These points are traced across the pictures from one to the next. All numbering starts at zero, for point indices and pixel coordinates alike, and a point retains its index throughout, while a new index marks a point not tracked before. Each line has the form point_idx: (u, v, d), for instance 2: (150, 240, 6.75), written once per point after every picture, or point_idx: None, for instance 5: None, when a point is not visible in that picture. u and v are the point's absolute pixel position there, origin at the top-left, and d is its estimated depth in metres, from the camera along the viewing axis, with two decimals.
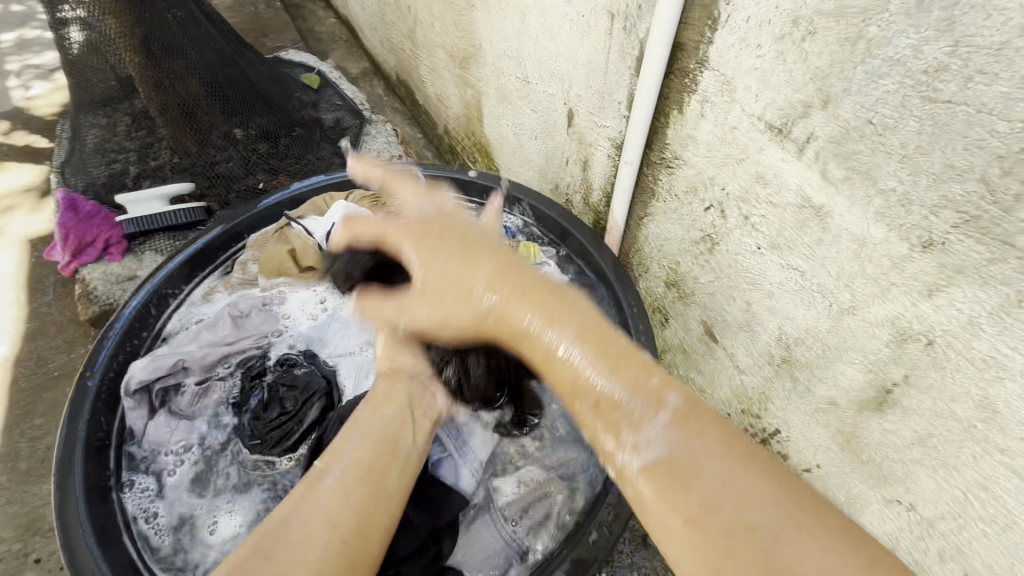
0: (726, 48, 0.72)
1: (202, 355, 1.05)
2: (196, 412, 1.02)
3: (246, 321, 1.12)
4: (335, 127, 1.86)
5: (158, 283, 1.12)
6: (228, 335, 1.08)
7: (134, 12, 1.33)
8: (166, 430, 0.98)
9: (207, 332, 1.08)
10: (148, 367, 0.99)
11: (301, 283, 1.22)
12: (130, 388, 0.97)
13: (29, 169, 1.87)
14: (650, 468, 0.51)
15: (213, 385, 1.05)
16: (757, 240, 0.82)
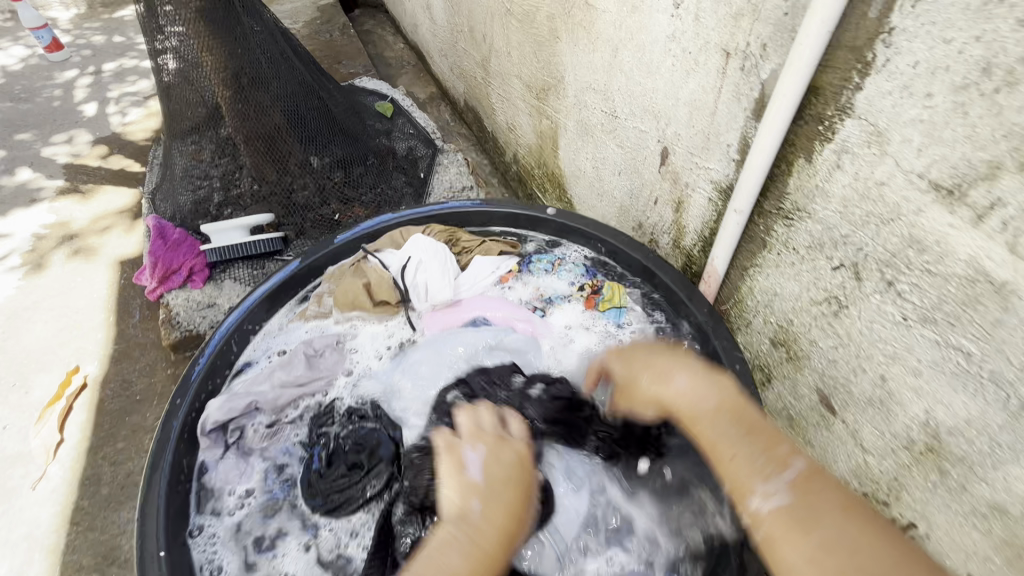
0: (881, 96, 0.63)
1: (274, 398, 1.02)
2: (263, 456, 0.98)
3: (316, 361, 1.09)
4: (407, 157, 1.89)
5: (238, 316, 1.10)
6: (301, 377, 1.05)
7: (228, 47, 1.37)
8: (234, 474, 0.95)
9: (280, 371, 1.05)
10: (224, 407, 0.97)
11: (374, 317, 1.17)
12: (206, 428, 0.96)
13: (125, 192, 1.97)
14: (798, 527, 0.56)
15: (282, 429, 1.01)
16: (903, 311, 0.71)
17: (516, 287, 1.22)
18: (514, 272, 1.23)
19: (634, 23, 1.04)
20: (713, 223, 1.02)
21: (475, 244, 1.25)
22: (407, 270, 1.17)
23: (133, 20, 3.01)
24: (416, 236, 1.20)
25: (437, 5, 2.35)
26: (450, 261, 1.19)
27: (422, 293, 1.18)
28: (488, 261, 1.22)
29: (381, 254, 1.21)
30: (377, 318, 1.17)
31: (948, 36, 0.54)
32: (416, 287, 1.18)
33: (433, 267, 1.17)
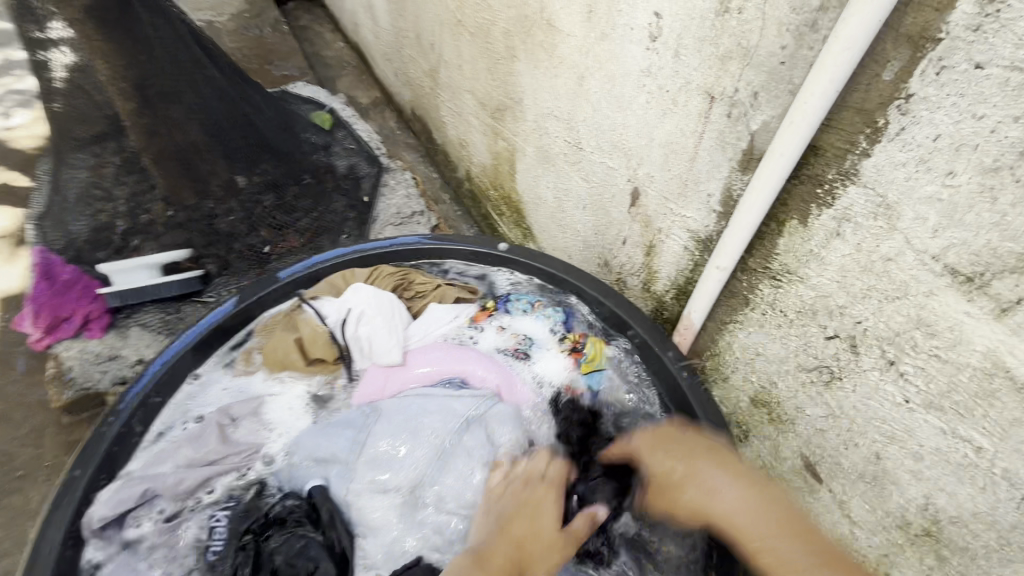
0: (892, 166, 0.56)
1: (174, 482, 0.83)
2: (160, 560, 0.80)
3: (234, 432, 0.90)
4: (350, 176, 1.72)
5: (141, 389, 0.89)
6: (209, 453, 0.87)
7: (126, 56, 1.15)
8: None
9: (186, 447, 0.87)
10: (112, 501, 0.79)
11: (307, 377, 0.99)
12: (91, 529, 0.78)
13: (5, 213, 1.67)
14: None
15: (187, 521, 0.83)
16: (904, 393, 0.65)
17: (488, 329, 1.08)
18: (487, 311, 1.09)
19: (603, 52, 0.94)
20: (690, 273, 0.95)
21: (431, 288, 1.10)
22: (346, 323, 0.99)
23: None
24: (357, 285, 1.03)
25: (379, 5, 2.17)
26: (396, 312, 1.03)
27: (365, 349, 1.00)
28: (445, 312, 1.07)
29: (319, 299, 1.03)
30: (309, 379, 0.99)
31: (978, 111, 0.48)
32: (358, 342, 1.00)
33: (379, 322, 1.00)
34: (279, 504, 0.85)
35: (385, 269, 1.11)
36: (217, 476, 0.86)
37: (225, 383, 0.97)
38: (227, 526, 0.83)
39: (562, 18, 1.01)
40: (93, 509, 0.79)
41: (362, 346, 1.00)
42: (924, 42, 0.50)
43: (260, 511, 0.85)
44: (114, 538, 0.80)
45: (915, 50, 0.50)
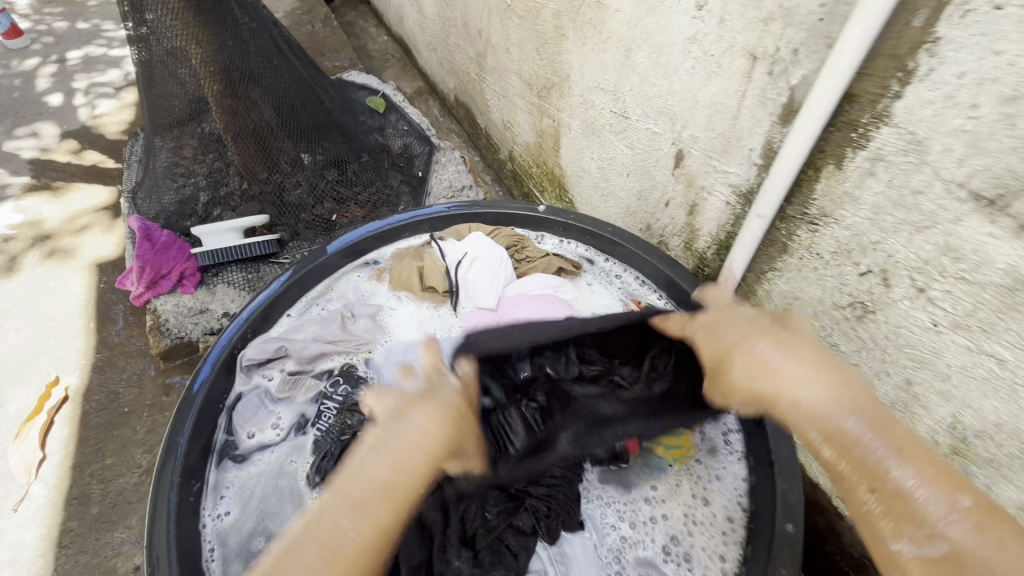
0: (922, 104, 0.63)
1: (304, 348, 1.04)
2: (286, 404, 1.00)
3: (352, 325, 1.10)
4: (404, 155, 1.85)
5: (260, 301, 1.06)
6: (333, 335, 1.07)
7: (215, 40, 1.30)
8: (249, 417, 0.96)
9: (316, 325, 1.08)
10: (257, 348, 1.02)
11: (420, 300, 1.17)
12: (245, 366, 1.00)
13: (101, 190, 1.88)
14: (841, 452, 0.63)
15: (304, 382, 1.03)
16: (933, 317, 0.72)
17: None
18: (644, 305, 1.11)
19: (651, 24, 1.02)
20: (731, 227, 1.02)
21: (539, 256, 1.20)
22: (461, 266, 1.14)
23: (98, 7, 2.91)
24: (476, 236, 1.19)
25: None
26: (504, 268, 1.15)
27: (471, 292, 1.14)
28: (548, 281, 1.14)
29: (444, 242, 1.21)
30: (421, 302, 1.16)
31: (999, 48, 0.55)
32: (466, 284, 1.14)
33: (486, 268, 1.14)
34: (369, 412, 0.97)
35: (506, 232, 1.24)
36: (335, 353, 1.07)
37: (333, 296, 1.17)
38: (332, 420, 0.98)
39: None
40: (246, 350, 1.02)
41: (468, 289, 1.14)
42: None
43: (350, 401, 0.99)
44: (253, 376, 1.01)
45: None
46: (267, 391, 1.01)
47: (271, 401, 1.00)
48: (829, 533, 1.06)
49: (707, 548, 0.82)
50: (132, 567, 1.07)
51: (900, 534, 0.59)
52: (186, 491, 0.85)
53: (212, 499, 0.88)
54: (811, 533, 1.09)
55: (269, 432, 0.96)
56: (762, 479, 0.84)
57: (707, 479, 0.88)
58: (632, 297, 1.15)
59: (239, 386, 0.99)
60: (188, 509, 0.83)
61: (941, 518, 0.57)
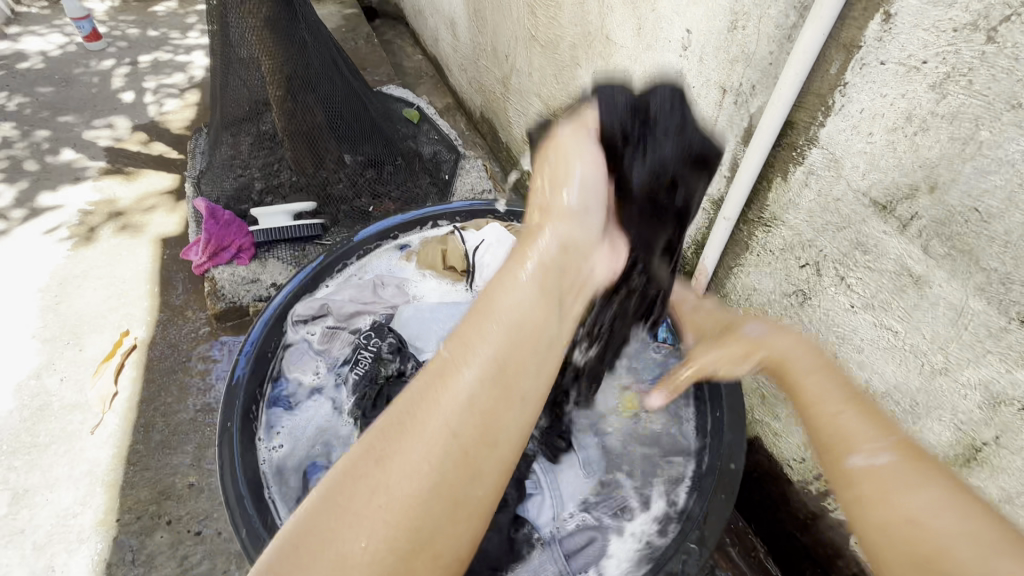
0: (838, 132, 0.83)
1: (342, 307, 1.26)
2: (327, 352, 1.23)
3: (381, 291, 1.32)
4: (433, 160, 2.07)
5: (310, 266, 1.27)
6: (367, 298, 1.30)
7: (285, 53, 1.55)
8: (298, 362, 1.19)
9: (353, 291, 1.31)
10: (306, 305, 1.24)
11: (441, 277, 1.39)
12: (296, 319, 1.22)
13: (166, 176, 2.14)
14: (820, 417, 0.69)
15: (340, 335, 1.24)
16: (851, 300, 0.90)
17: None
18: None
19: (648, 59, 1.24)
20: (706, 229, 1.22)
21: None
22: (478, 251, 1.34)
23: (167, 17, 3.24)
24: (492, 225, 1.36)
25: (460, 23, 2.55)
26: None
27: (483, 274, 1.34)
28: None
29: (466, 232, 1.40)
30: (442, 279, 1.39)
31: (884, 92, 0.75)
32: (482, 267, 1.33)
33: (500, 253, 1.33)
34: (397, 361, 1.15)
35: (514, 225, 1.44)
36: (367, 313, 1.28)
37: (366, 268, 1.37)
38: (368, 366, 1.14)
39: (618, 33, 1.32)
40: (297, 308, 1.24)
41: (481, 270, 1.34)
42: (852, 48, 0.77)
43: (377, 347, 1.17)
44: (300, 331, 1.22)
45: (848, 54, 0.78)
46: (310, 343, 1.23)
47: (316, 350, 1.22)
48: (780, 499, 1.22)
49: (661, 487, 0.98)
50: (187, 485, 1.27)
51: (854, 450, 0.63)
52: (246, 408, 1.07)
53: (269, 416, 1.10)
54: (766, 500, 1.25)
55: (314, 372, 1.19)
56: (715, 429, 0.99)
57: (664, 433, 1.06)
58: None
59: (291, 333, 1.21)
60: (251, 425, 1.06)
61: (879, 453, 0.62)
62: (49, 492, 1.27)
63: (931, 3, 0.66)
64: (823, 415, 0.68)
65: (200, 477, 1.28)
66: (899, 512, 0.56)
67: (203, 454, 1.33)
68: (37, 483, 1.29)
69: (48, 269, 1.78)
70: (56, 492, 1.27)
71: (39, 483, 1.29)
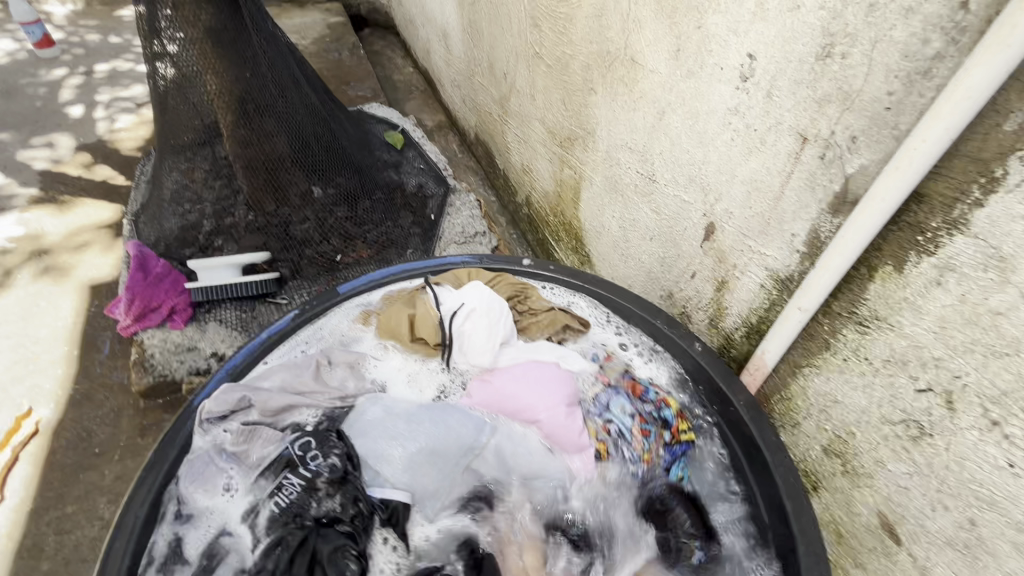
0: (1009, 218, 0.55)
1: (273, 400, 0.87)
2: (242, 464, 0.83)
3: (330, 373, 0.96)
4: (418, 194, 1.78)
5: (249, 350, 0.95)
6: (304, 385, 0.92)
7: (233, 70, 1.26)
8: (200, 477, 0.81)
9: (291, 371, 0.93)
10: (220, 399, 0.84)
11: (408, 352, 1.03)
12: (205, 419, 0.82)
13: (107, 207, 1.84)
14: None
15: (261, 433, 0.85)
16: (1011, 457, 0.61)
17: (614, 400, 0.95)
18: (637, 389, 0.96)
19: (687, 89, 0.96)
20: (764, 312, 0.93)
21: (544, 309, 1.07)
22: (455, 316, 1.01)
23: (132, 22, 2.95)
24: (475, 284, 1.05)
25: (453, 34, 2.28)
26: (501, 321, 1.02)
27: (463, 347, 1.01)
28: (552, 348, 1.02)
29: (440, 287, 1.07)
30: (409, 354, 1.03)
31: None
32: (459, 339, 1.01)
33: (483, 321, 1.01)
34: (334, 496, 0.80)
35: (508, 280, 1.11)
36: (306, 406, 0.90)
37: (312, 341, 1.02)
38: (294, 496, 0.79)
39: (647, 55, 1.04)
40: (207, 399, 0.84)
41: (461, 342, 1.01)
42: None
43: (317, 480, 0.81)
44: (211, 431, 0.83)
45: None
46: (221, 447, 0.83)
47: (225, 457, 0.83)
48: None
49: None
50: None
51: None
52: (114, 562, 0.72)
53: None
54: None
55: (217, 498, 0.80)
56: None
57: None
58: (664, 393, 0.95)
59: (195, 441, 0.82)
60: None
61: None
62: None
63: None
64: None
65: None
66: None
67: None
68: None
69: None
70: None
71: None
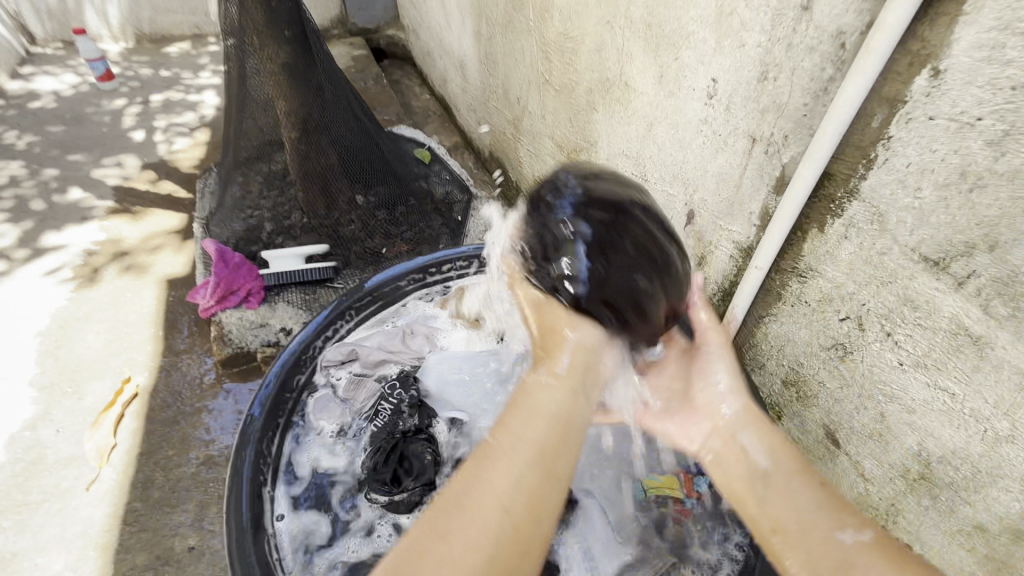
0: (881, 185, 0.81)
1: (369, 354, 1.23)
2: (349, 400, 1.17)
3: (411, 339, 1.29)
4: (445, 200, 2.05)
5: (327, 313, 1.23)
6: (394, 345, 1.27)
7: (301, 97, 1.54)
8: (322, 408, 1.14)
9: (382, 335, 1.28)
10: (335, 351, 1.21)
11: (474, 329, 1.34)
12: (324, 365, 1.19)
13: (174, 215, 2.12)
14: (806, 491, 0.73)
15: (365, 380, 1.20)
16: (900, 357, 0.86)
17: None
18: None
19: (669, 106, 1.23)
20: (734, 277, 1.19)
21: None
22: None
23: (179, 57, 3.29)
24: None
25: (470, 65, 2.59)
26: None
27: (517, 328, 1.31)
28: None
29: None
30: (474, 330, 1.34)
31: (933, 147, 0.72)
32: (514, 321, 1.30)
33: None
34: (415, 417, 1.12)
35: None
36: (394, 361, 1.24)
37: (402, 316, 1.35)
38: (387, 418, 1.11)
39: (637, 80, 1.32)
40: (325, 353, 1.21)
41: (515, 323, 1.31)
42: (897, 103, 0.76)
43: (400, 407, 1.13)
44: (332, 374, 1.20)
45: (891, 108, 0.76)
46: (335, 391, 1.18)
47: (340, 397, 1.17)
48: None
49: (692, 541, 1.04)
50: (187, 548, 1.20)
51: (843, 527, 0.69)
52: (260, 457, 1.01)
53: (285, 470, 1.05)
54: None
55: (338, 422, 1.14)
56: None
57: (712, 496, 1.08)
58: None
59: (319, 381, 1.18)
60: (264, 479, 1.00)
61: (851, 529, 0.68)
62: (38, 557, 1.19)
63: (984, 61, 0.65)
64: (841, 510, 0.71)
65: (200, 539, 1.21)
66: (840, 551, 0.66)
67: (204, 513, 1.25)
68: (27, 545, 1.21)
69: (48, 311, 1.73)
70: (46, 557, 1.19)
71: (28, 547, 1.21)
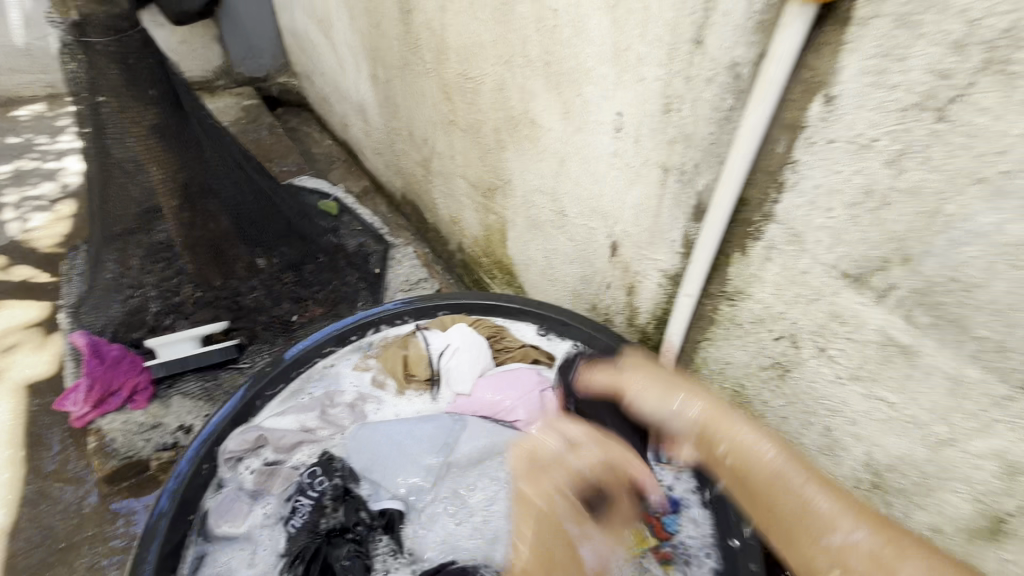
0: (794, 207, 0.82)
1: (281, 438, 1.07)
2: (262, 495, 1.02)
3: (330, 412, 1.15)
4: (359, 253, 1.89)
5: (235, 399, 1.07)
6: (312, 423, 1.12)
7: (177, 158, 1.37)
8: (226, 511, 0.97)
9: (296, 412, 1.12)
10: (238, 439, 1.03)
11: (402, 389, 1.21)
12: (227, 459, 1.01)
13: (33, 305, 1.81)
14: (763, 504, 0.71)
15: (278, 471, 1.04)
16: (836, 371, 0.86)
17: None
18: None
19: (579, 141, 1.22)
20: (666, 304, 1.18)
21: (516, 345, 1.24)
22: (443, 355, 1.20)
23: (32, 121, 2.90)
24: (459, 326, 1.24)
25: (370, 108, 2.50)
26: (483, 354, 1.21)
27: (450, 380, 1.20)
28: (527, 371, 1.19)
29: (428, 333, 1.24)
30: (404, 391, 1.21)
31: (837, 168, 0.74)
32: (447, 373, 1.20)
33: (466, 357, 1.20)
34: (339, 512, 0.99)
35: (485, 322, 1.28)
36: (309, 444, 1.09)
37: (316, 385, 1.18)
38: (307, 516, 0.97)
39: (543, 116, 1.30)
40: (227, 443, 1.03)
41: (447, 376, 1.20)
42: (797, 128, 0.77)
43: (323, 506, 0.99)
44: (239, 467, 1.03)
45: (793, 133, 0.78)
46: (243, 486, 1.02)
47: (249, 494, 1.01)
48: None
49: None
50: None
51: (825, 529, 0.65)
52: None
53: None
54: None
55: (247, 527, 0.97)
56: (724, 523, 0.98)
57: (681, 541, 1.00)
58: None
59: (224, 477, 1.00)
60: None
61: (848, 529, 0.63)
62: None
63: (872, 86, 0.67)
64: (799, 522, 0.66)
65: None
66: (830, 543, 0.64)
67: None
68: None
69: None
70: None
71: None
